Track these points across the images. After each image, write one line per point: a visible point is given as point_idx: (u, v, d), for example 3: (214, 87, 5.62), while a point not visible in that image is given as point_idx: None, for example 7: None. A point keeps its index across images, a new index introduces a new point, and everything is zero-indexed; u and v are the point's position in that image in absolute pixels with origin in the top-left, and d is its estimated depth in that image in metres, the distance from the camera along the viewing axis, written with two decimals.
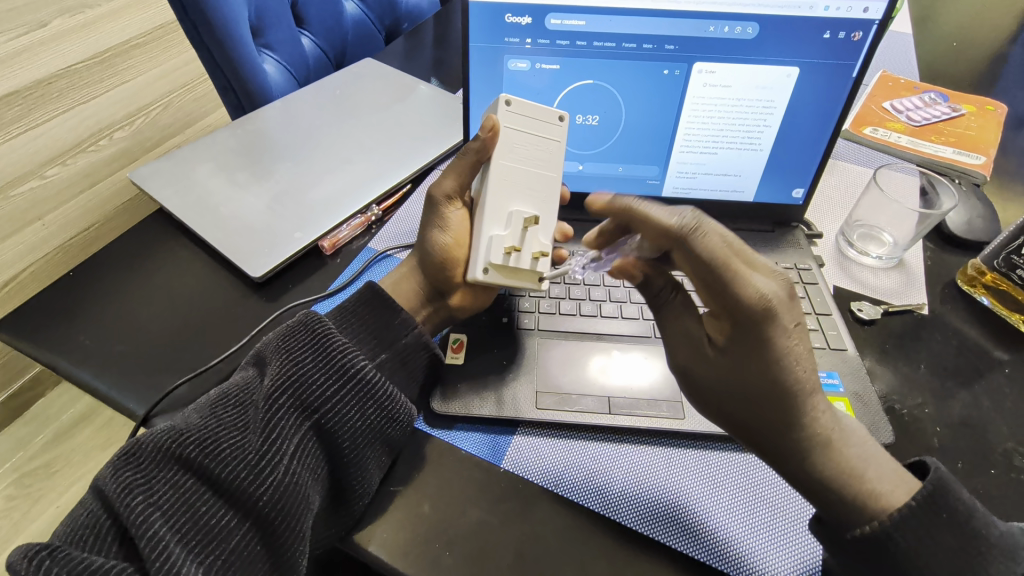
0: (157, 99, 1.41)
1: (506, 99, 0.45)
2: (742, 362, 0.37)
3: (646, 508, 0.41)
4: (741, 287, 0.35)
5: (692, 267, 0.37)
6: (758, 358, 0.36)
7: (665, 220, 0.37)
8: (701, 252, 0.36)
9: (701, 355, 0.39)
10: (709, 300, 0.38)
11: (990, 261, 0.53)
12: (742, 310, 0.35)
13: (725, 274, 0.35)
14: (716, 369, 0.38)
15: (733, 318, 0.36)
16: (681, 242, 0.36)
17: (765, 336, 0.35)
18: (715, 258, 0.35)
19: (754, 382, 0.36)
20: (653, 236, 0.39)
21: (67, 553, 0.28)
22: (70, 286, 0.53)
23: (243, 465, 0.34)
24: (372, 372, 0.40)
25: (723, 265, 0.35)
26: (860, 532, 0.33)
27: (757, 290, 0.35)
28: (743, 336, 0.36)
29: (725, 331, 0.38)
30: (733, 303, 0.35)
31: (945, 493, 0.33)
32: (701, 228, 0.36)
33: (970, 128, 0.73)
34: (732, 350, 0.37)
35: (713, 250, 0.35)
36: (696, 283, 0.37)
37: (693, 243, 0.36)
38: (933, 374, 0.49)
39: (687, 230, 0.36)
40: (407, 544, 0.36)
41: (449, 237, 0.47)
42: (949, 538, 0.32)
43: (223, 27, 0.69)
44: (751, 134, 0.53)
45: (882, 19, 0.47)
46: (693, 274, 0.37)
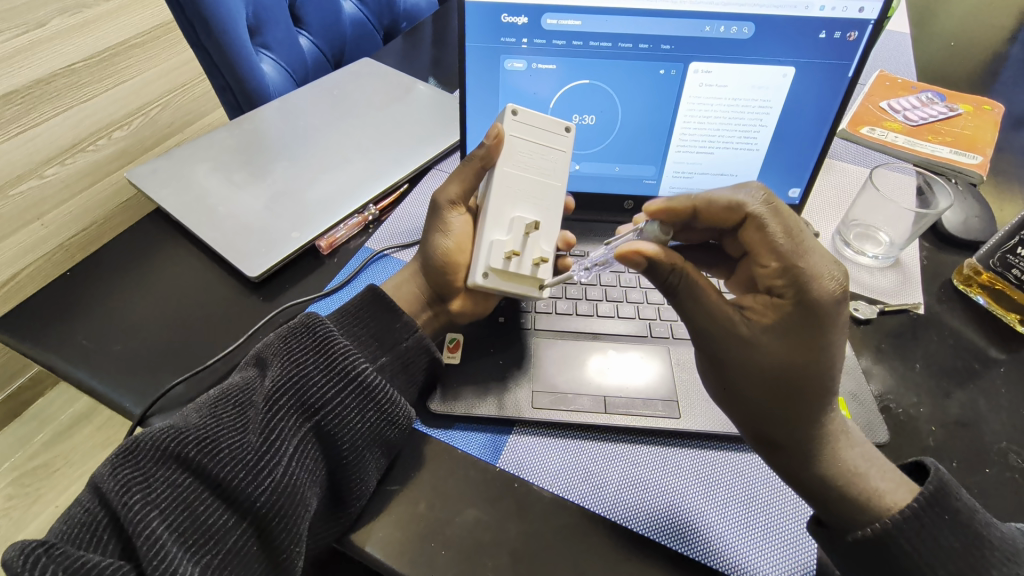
0: (156, 99, 1.40)
1: (513, 108, 0.46)
2: (789, 343, 0.36)
3: (640, 507, 0.41)
4: (812, 263, 0.36)
5: (762, 240, 0.37)
6: (806, 341, 0.36)
7: (733, 198, 0.38)
8: (772, 223, 0.37)
9: (739, 334, 0.38)
10: (773, 276, 0.37)
11: (986, 260, 0.53)
12: (816, 290, 0.35)
13: (798, 248, 0.36)
14: (755, 349, 0.37)
15: (797, 297, 0.36)
16: (753, 214, 0.38)
17: (823, 323, 0.36)
18: (789, 232, 0.37)
19: (798, 364, 0.36)
20: (715, 217, 0.40)
21: (64, 550, 0.28)
22: (66, 286, 0.53)
23: (242, 465, 0.34)
24: (373, 374, 0.40)
25: (797, 241, 0.37)
26: (864, 532, 0.34)
27: (830, 273, 0.36)
28: (801, 317, 0.36)
29: (770, 312, 0.37)
30: (806, 278, 0.36)
31: (947, 493, 0.33)
32: (772, 206, 0.38)
33: (967, 128, 0.73)
34: (773, 329, 0.37)
35: (786, 228, 0.37)
36: (764, 254, 0.37)
37: (764, 218, 0.37)
38: (929, 374, 0.49)
39: (758, 206, 0.38)
40: (405, 544, 0.36)
41: (451, 241, 0.46)
42: (952, 539, 0.32)
43: (221, 27, 0.69)
44: (748, 134, 0.54)
45: (879, 18, 0.47)
46: (759, 244, 0.37)
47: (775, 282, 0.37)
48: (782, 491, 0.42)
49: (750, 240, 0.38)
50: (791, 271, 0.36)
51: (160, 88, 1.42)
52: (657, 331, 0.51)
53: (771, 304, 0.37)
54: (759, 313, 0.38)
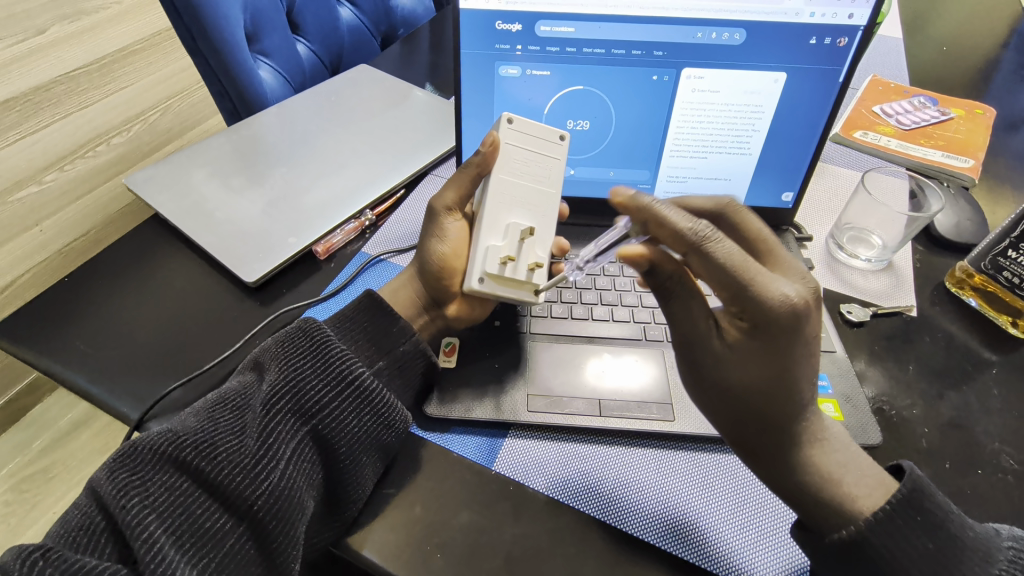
0: (155, 105, 1.41)
1: (508, 117, 0.47)
2: (756, 360, 0.37)
3: (636, 509, 0.41)
4: (764, 288, 0.35)
5: (709, 271, 0.36)
6: (773, 360, 0.36)
7: (682, 226, 0.36)
8: (719, 255, 0.35)
9: (708, 349, 0.39)
10: (726, 301, 0.37)
11: (977, 263, 0.53)
12: (771, 314, 0.35)
13: (744, 276, 0.35)
14: (725, 365, 0.38)
15: (754, 317, 0.36)
16: (699, 245, 0.36)
17: (785, 343, 0.36)
18: (734, 265, 0.35)
19: (768, 381, 0.37)
20: (667, 239, 0.38)
21: (60, 552, 0.29)
22: (64, 292, 0.53)
23: (238, 468, 0.34)
24: (370, 379, 0.40)
25: (744, 268, 0.35)
26: (839, 536, 0.34)
27: (783, 295, 0.35)
28: (764, 337, 0.36)
29: (737, 330, 0.38)
30: (758, 306, 0.35)
31: (919, 495, 0.33)
32: (720, 236, 0.36)
33: (958, 132, 0.73)
34: (742, 347, 0.37)
35: (733, 256, 0.35)
36: (713, 283, 0.37)
37: (712, 250, 0.35)
38: (921, 376, 0.50)
39: (703, 236, 0.36)
40: (401, 547, 0.36)
41: (447, 247, 0.47)
42: (925, 540, 0.33)
43: (219, 34, 0.70)
44: (740, 139, 0.54)
45: (867, 25, 0.48)
46: (707, 273, 0.36)
47: (730, 305, 0.37)
48: (777, 493, 0.42)
49: (699, 268, 0.37)
50: (743, 299, 0.36)
51: (159, 94, 1.43)
52: (651, 335, 0.52)
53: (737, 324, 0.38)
54: (729, 329, 0.38)
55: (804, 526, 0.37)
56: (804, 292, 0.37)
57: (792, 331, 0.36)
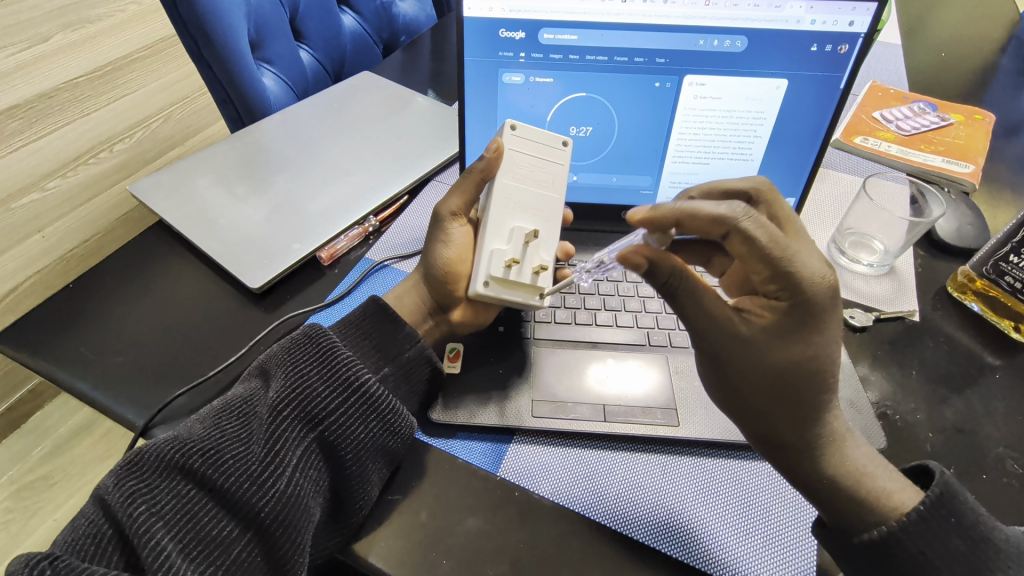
0: (156, 112, 1.40)
1: (511, 124, 0.47)
2: (786, 340, 0.37)
3: (643, 514, 0.41)
4: (803, 265, 0.36)
5: (751, 252, 0.37)
6: (802, 337, 0.37)
7: (717, 210, 0.37)
8: (756, 233, 0.36)
9: (737, 337, 0.39)
10: (766, 281, 0.38)
11: (979, 268, 0.53)
12: (809, 292, 0.36)
13: (786, 254, 0.36)
14: (752, 350, 0.38)
15: (793, 299, 0.36)
16: (737, 227, 0.36)
17: (817, 318, 0.36)
18: (773, 243, 0.36)
19: (798, 361, 0.37)
20: (701, 229, 0.39)
21: (67, 561, 0.29)
22: (68, 299, 0.53)
23: (245, 475, 0.34)
24: (376, 385, 0.40)
25: (783, 247, 0.36)
26: (871, 534, 0.34)
27: (821, 271, 0.36)
28: (796, 315, 0.37)
29: (769, 313, 0.38)
30: (798, 284, 0.36)
31: (953, 498, 0.33)
32: (754, 213, 0.36)
33: (958, 137, 0.74)
34: (771, 328, 0.38)
35: (770, 234, 0.36)
36: (755, 264, 0.37)
37: (750, 230, 0.36)
38: (925, 380, 0.50)
39: (741, 217, 0.36)
40: (407, 553, 0.36)
41: (451, 251, 0.47)
42: (957, 542, 0.32)
43: (223, 41, 0.70)
44: (743, 145, 0.55)
45: (868, 32, 0.48)
46: (747, 256, 0.37)
47: (768, 286, 0.38)
48: (782, 499, 0.42)
49: (738, 249, 0.38)
50: (785, 277, 0.36)
51: (162, 101, 1.44)
52: (656, 339, 0.52)
53: (768, 306, 0.38)
54: (758, 314, 0.39)
55: (826, 524, 0.37)
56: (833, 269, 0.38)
57: (825, 310, 0.37)
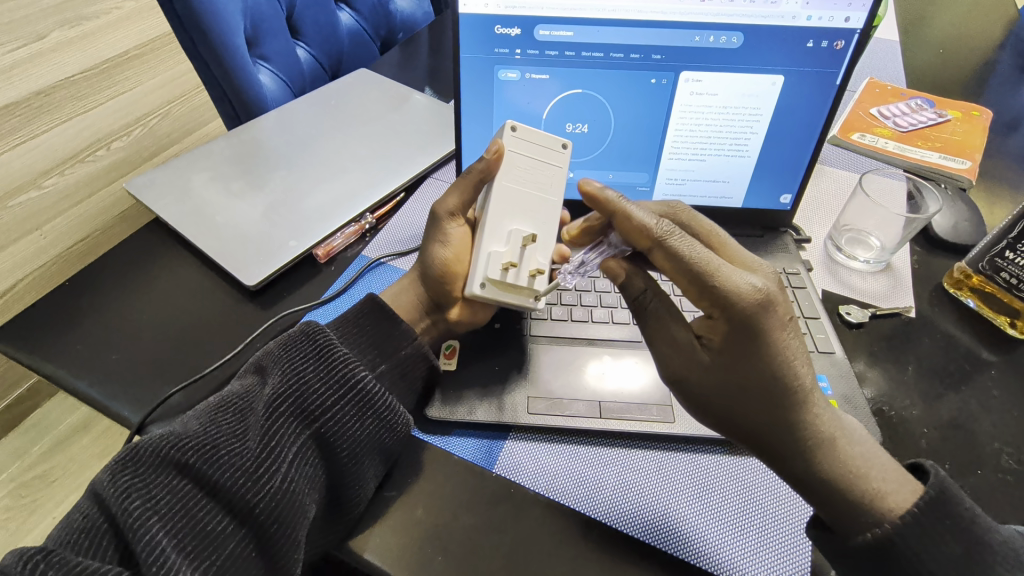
0: (157, 108, 1.42)
1: (512, 124, 0.46)
2: (735, 362, 0.37)
3: (639, 511, 0.41)
4: (729, 283, 0.36)
5: (676, 267, 0.37)
6: (750, 358, 0.36)
7: (647, 223, 0.38)
8: (681, 252, 0.37)
9: (696, 364, 0.39)
10: (699, 302, 0.37)
11: (976, 264, 0.53)
12: (738, 303, 0.35)
13: (707, 269, 0.36)
14: (711, 373, 0.38)
15: (727, 317, 0.36)
16: (662, 242, 0.37)
17: (758, 331, 0.36)
18: (699, 262, 0.36)
19: (749, 380, 0.37)
20: (631, 237, 0.39)
21: (61, 556, 0.29)
22: (63, 297, 0.53)
23: (241, 471, 0.34)
24: (373, 383, 0.40)
25: (706, 262, 0.36)
26: (867, 538, 0.34)
27: (747, 285, 0.36)
28: (737, 336, 0.36)
29: (716, 333, 0.38)
30: (723, 298, 0.36)
31: (950, 498, 0.34)
32: (679, 232, 0.37)
33: (956, 133, 0.74)
34: (728, 352, 0.37)
35: (696, 250, 0.37)
36: (681, 283, 0.38)
37: (675, 245, 0.37)
38: (921, 376, 0.50)
39: (666, 233, 0.38)
40: (404, 549, 0.36)
41: (449, 252, 0.47)
42: (953, 543, 0.33)
43: (218, 37, 0.70)
44: (739, 141, 0.55)
45: (864, 28, 0.48)
46: (674, 272, 0.37)
47: (703, 306, 0.37)
48: (779, 495, 0.42)
49: (664, 266, 0.38)
50: (709, 294, 0.36)
51: (160, 99, 1.44)
52: None
53: (714, 327, 0.38)
54: (710, 338, 0.38)
55: (823, 525, 0.36)
56: (767, 282, 0.37)
57: (761, 323, 0.36)
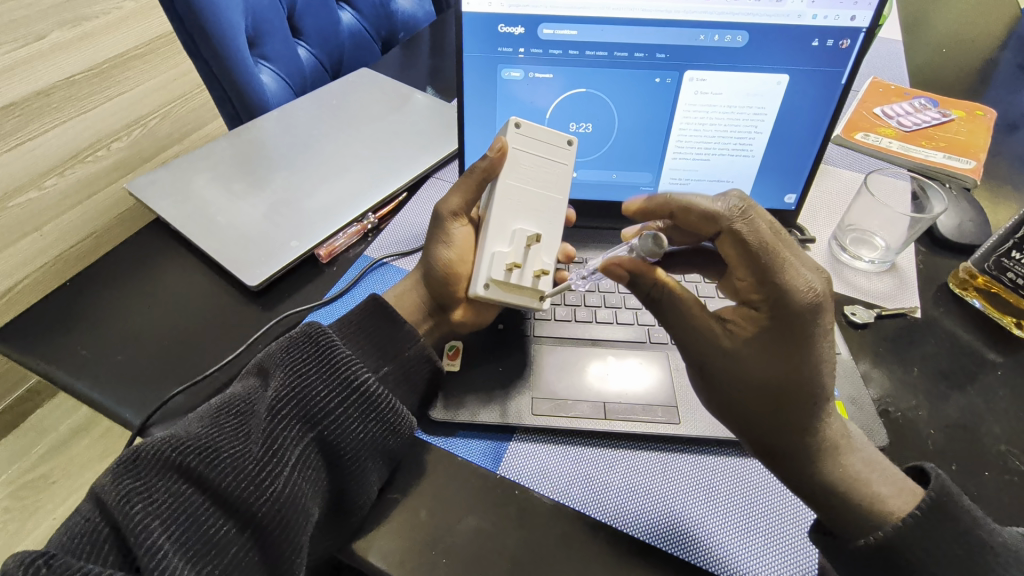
0: (156, 109, 1.42)
1: (515, 121, 0.46)
2: (772, 356, 0.37)
3: (643, 512, 0.41)
4: (790, 275, 0.36)
5: (739, 252, 0.37)
6: (788, 355, 0.36)
7: (712, 207, 0.39)
8: (749, 235, 0.37)
9: (717, 347, 0.38)
10: (750, 289, 0.37)
11: (981, 264, 0.53)
12: (793, 299, 0.36)
13: (774, 258, 0.36)
14: (735, 358, 0.38)
15: (775, 310, 0.36)
16: (728, 223, 0.37)
17: (804, 334, 0.36)
18: (766, 245, 0.36)
19: (785, 373, 0.36)
20: (695, 222, 0.40)
21: (62, 560, 0.28)
22: (63, 298, 0.53)
23: (244, 474, 0.34)
24: (376, 384, 0.40)
25: (775, 248, 0.37)
26: (867, 541, 0.33)
27: (805, 282, 0.36)
28: (781, 329, 0.36)
29: (750, 325, 0.37)
30: (780, 288, 0.36)
31: (950, 502, 0.33)
32: (751, 213, 0.37)
33: (960, 133, 0.74)
34: (757, 344, 0.37)
35: (765, 234, 0.37)
36: (739, 267, 0.38)
37: (740, 227, 0.37)
38: (926, 377, 0.49)
39: (735, 213, 0.37)
40: (407, 552, 0.36)
41: (452, 252, 0.46)
42: (956, 548, 0.32)
43: (219, 37, 0.70)
44: (743, 141, 0.54)
45: (870, 27, 0.48)
46: (736, 256, 0.38)
47: (752, 295, 0.37)
48: (785, 497, 0.42)
49: (727, 251, 0.38)
50: (766, 283, 0.36)
51: (161, 99, 1.44)
52: (656, 337, 0.51)
53: (750, 317, 0.38)
54: (740, 326, 0.38)
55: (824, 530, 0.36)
56: (822, 285, 0.37)
57: (805, 326, 0.36)
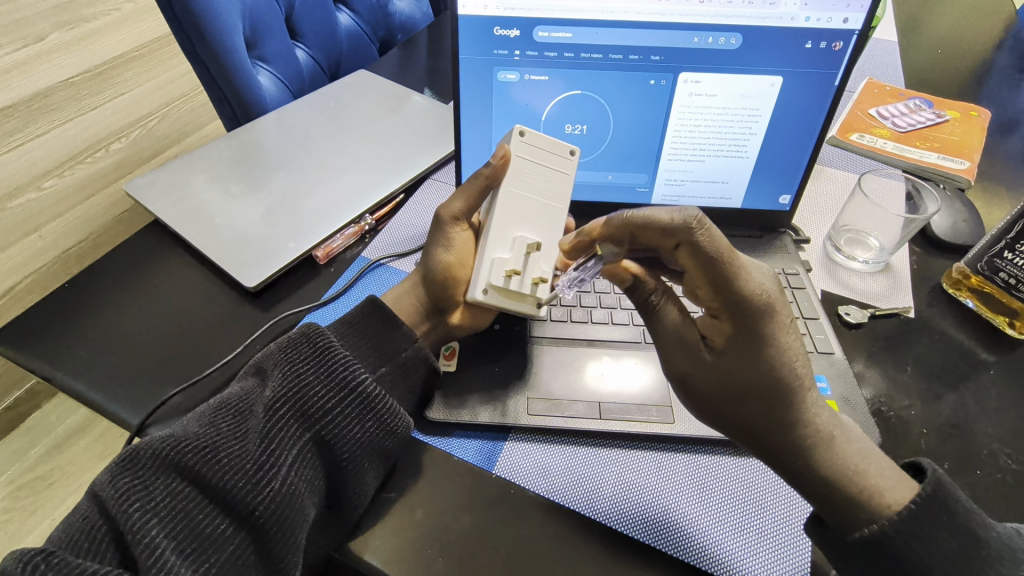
0: (155, 112, 1.40)
1: (520, 129, 0.46)
2: (744, 361, 0.37)
3: (639, 512, 0.41)
4: (746, 285, 0.37)
5: (699, 264, 0.37)
6: (755, 360, 0.37)
7: (669, 220, 0.38)
8: (707, 246, 0.37)
9: (701, 362, 0.39)
10: (710, 299, 0.38)
11: (974, 264, 0.53)
12: (749, 302, 0.37)
13: (732, 272, 0.37)
14: (712, 372, 0.39)
15: (736, 318, 0.37)
16: (688, 240, 0.37)
17: (763, 331, 0.37)
18: (723, 257, 0.36)
19: (754, 379, 0.37)
20: (653, 239, 0.40)
21: (61, 558, 0.29)
22: (61, 299, 0.53)
23: (241, 474, 0.34)
24: (373, 385, 0.40)
25: (731, 260, 0.37)
26: (863, 534, 0.34)
27: (758, 286, 0.37)
28: (744, 334, 0.37)
29: (719, 335, 0.38)
30: (739, 298, 0.37)
31: (945, 496, 0.34)
32: (708, 226, 0.37)
33: (954, 134, 0.74)
34: (729, 351, 0.38)
35: (722, 246, 0.37)
36: (698, 280, 0.38)
37: (705, 243, 0.37)
38: (920, 377, 0.50)
39: (693, 228, 0.37)
40: (403, 550, 0.36)
41: (451, 256, 0.47)
42: (950, 539, 0.33)
43: (217, 38, 0.70)
44: (737, 143, 0.55)
45: (863, 29, 0.48)
46: (697, 271, 0.38)
47: (711, 303, 0.38)
48: (780, 496, 0.43)
49: (687, 262, 0.38)
50: (729, 297, 0.37)
51: (160, 100, 1.44)
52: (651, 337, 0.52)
53: (717, 329, 0.39)
54: (711, 338, 0.39)
55: (820, 521, 0.37)
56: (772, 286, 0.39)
57: (765, 328, 0.37)
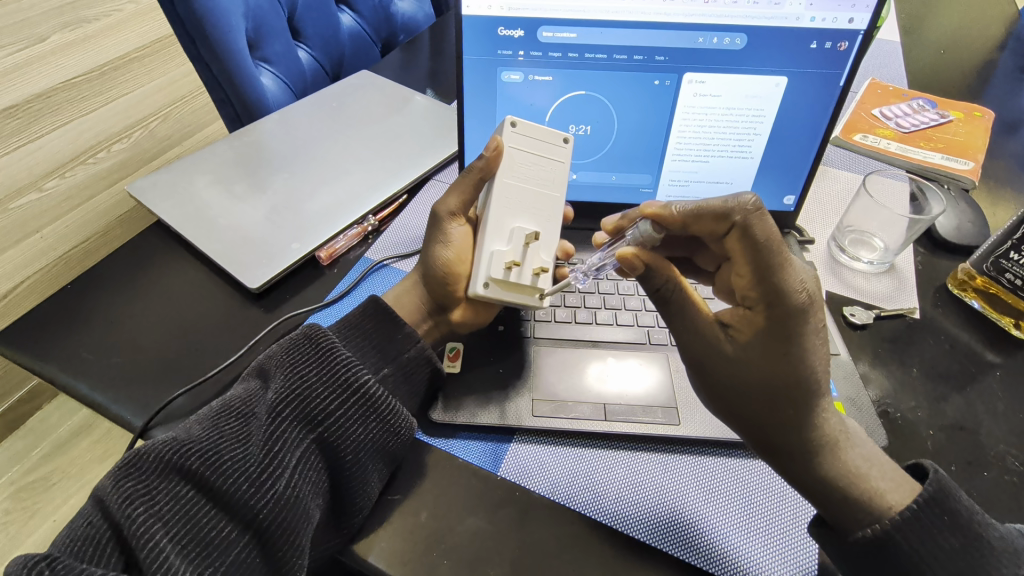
0: (155, 112, 1.42)
1: (512, 120, 0.46)
2: (767, 358, 0.37)
3: (643, 514, 0.41)
4: (791, 279, 0.36)
5: (746, 250, 0.36)
6: (778, 355, 0.36)
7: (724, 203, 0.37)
8: (758, 233, 0.36)
9: (719, 352, 0.39)
10: (747, 288, 0.37)
11: (979, 265, 0.53)
12: (783, 300, 0.36)
13: (778, 264, 0.36)
14: (733, 366, 0.38)
15: (768, 313, 0.36)
16: (741, 224, 0.36)
17: (793, 330, 0.36)
18: (772, 246, 0.36)
19: (774, 378, 0.37)
20: (704, 222, 0.39)
21: (65, 562, 0.28)
22: (63, 300, 0.53)
23: (244, 477, 0.34)
24: (376, 386, 0.40)
25: (781, 251, 0.36)
26: (867, 533, 0.33)
27: (800, 282, 0.36)
28: (774, 330, 0.36)
29: (747, 327, 0.37)
30: (776, 293, 0.36)
31: (947, 496, 0.33)
32: (762, 215, 0.36)
33: (958, 134, 0.74)
34: (753, 346, 0.37)
35: (773, 237, 0.36)
36: (740, 264, 0.37)
37: (755, 230, 0.36)
38: (925, 378, 0.50)
39: (747, 213, 0.36)
40: (408, 553, 0.36)
41: (451, 252, 0.46)
42: (951, 539, 0.32)
43: (220, 39, 0.70)
44: (742, 143, 0.55)
45: (868, 29, 0.48)
46: (741, 257, 0.37)
47: (749, 295, 0.37)
48: (785, 498, 0.42)
49: (733, 247, 0.37)
50: (768, 289, 0.36)
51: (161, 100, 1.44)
52: (655, 338, 0.52)
53: (747, 322, 0.38)
54: (738, 330, 0.38)
55: (823, 523, 0.36)
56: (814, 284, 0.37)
57: (797, 326, 0.36)
